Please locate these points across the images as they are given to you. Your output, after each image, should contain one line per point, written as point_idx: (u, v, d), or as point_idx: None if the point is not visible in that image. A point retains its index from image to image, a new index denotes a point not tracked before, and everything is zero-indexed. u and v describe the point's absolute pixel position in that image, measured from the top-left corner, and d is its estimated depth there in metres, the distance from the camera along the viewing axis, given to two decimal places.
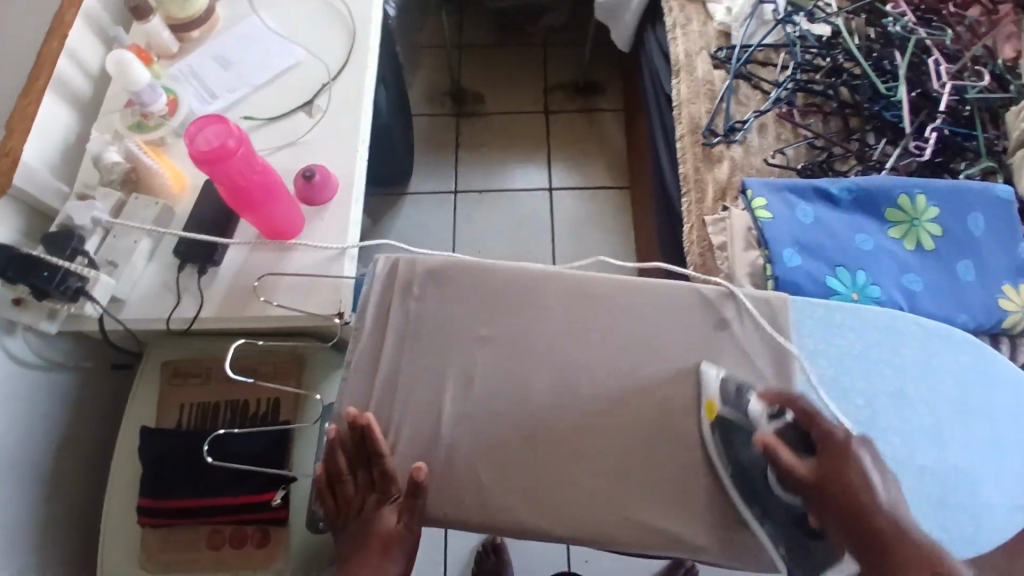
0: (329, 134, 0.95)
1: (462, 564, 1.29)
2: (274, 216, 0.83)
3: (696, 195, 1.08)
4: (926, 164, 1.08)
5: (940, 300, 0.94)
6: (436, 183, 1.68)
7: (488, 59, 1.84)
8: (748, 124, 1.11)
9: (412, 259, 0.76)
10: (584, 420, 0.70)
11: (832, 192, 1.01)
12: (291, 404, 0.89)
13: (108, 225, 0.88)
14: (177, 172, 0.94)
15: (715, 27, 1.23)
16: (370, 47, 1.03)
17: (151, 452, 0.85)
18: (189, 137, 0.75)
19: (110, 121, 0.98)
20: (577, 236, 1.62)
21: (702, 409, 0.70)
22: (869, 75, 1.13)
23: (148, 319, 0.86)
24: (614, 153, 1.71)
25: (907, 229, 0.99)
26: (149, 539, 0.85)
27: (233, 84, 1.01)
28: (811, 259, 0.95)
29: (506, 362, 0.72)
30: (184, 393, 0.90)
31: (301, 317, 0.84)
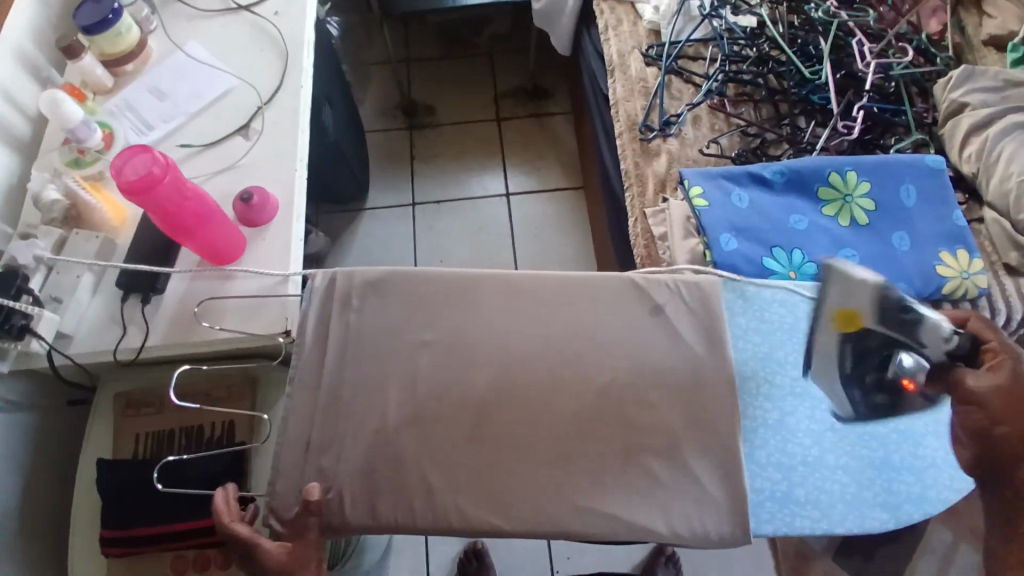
0: (268, 155, 0.97)
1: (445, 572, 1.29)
2: (213, 240, 0.84)
3: (638, 189, 1.10)
4: (856, 141, 1.11)
5: (878, 272, 0.97)
6: (394, 196, 1.70)
7: (436, 71, 1.86)
8: (682, 117, 1.15)
9: (350, 271, 0.77)
10: (529, 414, 0.71)
11: (766, 176, 1.04)
12: (245, 427, 0.90)
13: (51, 262, 0.88)
14: (116, 205, 0.95)
15: (645, 26, 1.27)
16: (304, 67, 1.05)
17: (108, 484, 0.85)
18: (116, 169, 0.76)
19: (48, 160, 0.99)
20: (537, 238, 1.64)
21: (641, 394, 0.72)
22: (793, 61, 1.17)
23: (95, 352, 0.86)
24: (567, 154, 1.74)
25: (841, 207, 1.02)
26: (113, 572, 0.85)
27: (168, 114, 1.02)
28: (750, 242, 0.97)
29: (449, 364, 0.73)
30: (138, 423, 0.90)
31: (245, 339, 0.84)
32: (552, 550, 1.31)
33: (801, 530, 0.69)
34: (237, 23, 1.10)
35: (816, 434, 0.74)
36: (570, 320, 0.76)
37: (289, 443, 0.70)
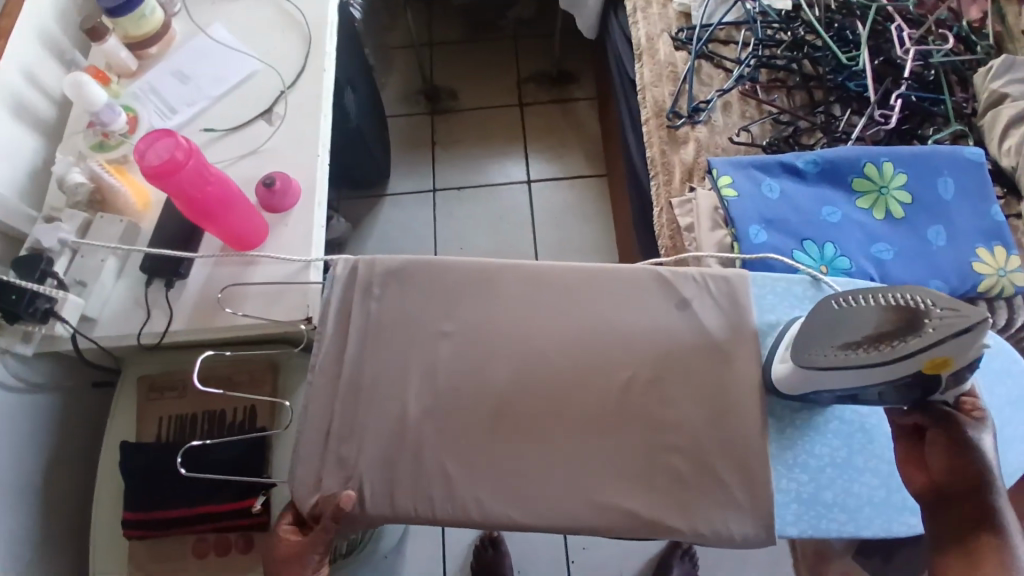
0: (289, 141, 0.96)
1: (460, 560, 1.30)
2: (234, 226, 0.84)
3: (664, 177, 1.08)
4: (893, 131, 1.07)
5: (913, 268, 0.93)
6: (414, 182, 1.69)
7: (459, 55, 1.84)
8: (711, 103, 1.11)
9: (372, 259, 0.76)
10: (550, 408, 0.70)
11: (798, 166, 1.00)
12: (267, 411, 0.91)
13: (76, 245, 0.88)
14: (140, 189, 0.95)
15: (675, 9, 1.23)
16: (327, 51, 1.04)
17: (132, 466, 0.86)
18: (139, 152, 0.75)
19: (73, 143, 0.99)
20: (558, 226, 1.62)
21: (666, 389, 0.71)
22: (830, 46, 1.13)
23: (119, 336, 0.86)
24: (591, 141, 1.71)
25: (876, 199, 0.98)
26: (136, 553, 0.86)
27: (192, 97, 1.01)
28: (779, 234, 0.95)
29: (469, 355, 0.72)
30: (160, 407, 0.91)
31: (267, 324, 0.85)
32: (568, 540, 1.30)
33: (826, 533, 0.67)
34: (260, 5, 1.09)
35: (847, 436, 0.71)
36: (595, 312, 0.74)
37: (308, 431, 0.70)
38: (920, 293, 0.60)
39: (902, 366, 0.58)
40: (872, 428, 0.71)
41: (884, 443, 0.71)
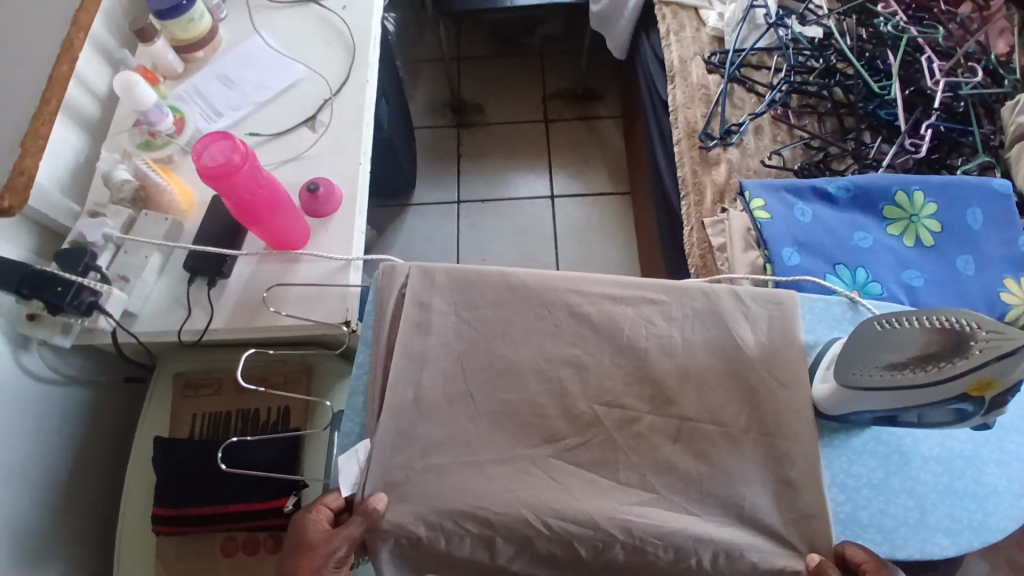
0: (331, 149, 0.99)
1: None
2: (279, 227, 0.86)
3: (695, 197, 1.08)
4: (922, 160, 1.09)
5: (941, 293, 0.94)
6: (438, 193, 1.71)
7: (486, 68, 1.87)
8: (744, 126, 1.12)
9: (429, 274, 0.79)
10: (590, 428, 0.72)
11: (830, 191, 1.02)
12: (301, 413, 0.91)
13: (120, 240, 0.91)
14: (185, 190, 0.97)
15: (708, 33, 1.26)
16: (370, 62, 1.06)
17: (163, 462, 0.87)
18: (195, 154, 0.77)
19: (118, 141, 1.01)
20: (580, 242, 1.63)
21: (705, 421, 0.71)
22: (862, 75, 1.15)
23: (160, 332, 0.88)
24: (613, 157, 1.73)
25: (907, 226, 1.00)
26: (163, 549, 0.87)
27: (237, 101, 1.04)
28: (811, 257, 0.95)
29: (500, 376, 0.74)
30: (195, 404, 0.92)
31: (310, 326, 0.87)
32: None
33: None
34: (305, 16, 1.12)
35: (882, 457, 0.72)
36: (624, 331, 0.76)
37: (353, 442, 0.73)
38: (967, 316, 0.61)
39: (947, 388, 0.59)
40: (904, 446, 0.72)
41: (919, 464, 0.72)
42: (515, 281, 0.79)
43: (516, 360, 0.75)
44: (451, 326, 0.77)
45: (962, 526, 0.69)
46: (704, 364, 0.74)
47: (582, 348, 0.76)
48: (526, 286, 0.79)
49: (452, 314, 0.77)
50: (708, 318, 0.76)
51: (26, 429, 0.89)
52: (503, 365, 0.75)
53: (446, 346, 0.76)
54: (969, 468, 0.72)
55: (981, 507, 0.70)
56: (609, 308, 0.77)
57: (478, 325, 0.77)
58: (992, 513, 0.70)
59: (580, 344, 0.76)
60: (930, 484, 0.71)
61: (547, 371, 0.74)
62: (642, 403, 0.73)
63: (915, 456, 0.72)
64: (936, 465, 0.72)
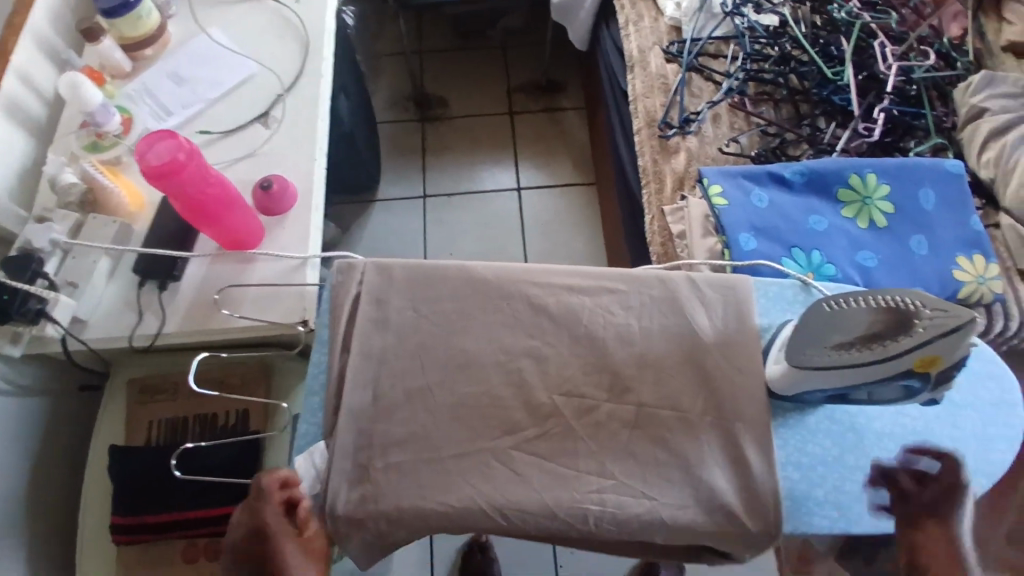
0: (285, 145, 0.97)
1: (449, 565, 1.27)
2: (230, 226, 0.84)
3: (656, 185, 1.08)
4: (876, 144, 1.11)
5: (895, 273, 0.96)
6: (404, 188, 1.69)
7: (449, 62, 1.85)
8: (702, 115, 1.13)
9: (386, 269, 0.79)
10: (552, 419, 0.72)
11: (785, 176, 1.03)
12: (261, 415, 0.90)
13: (68, 245, 0.88)
14: (133, 191, 0.94)
15: (666, 22, 1.26)
16: (324, 57, 1.05)
17: (119, 470, 0.85)
18: (138, 153, 0.75)
19: (66, 143, 0.98)
20: (548, 234, 1.63)
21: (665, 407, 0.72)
22: (816, 61, 1.17)
23: (111, 338, 0.86)
24: (579, 148, 1.73)
25: (860, 208, 1.01)
26: (123, 559, 0.85)
27: (187, 99, 1.01)
28: (768, 241, 0.96)
29: (460, 370, 0.74)
30: (151, 410, 0.90)
31: (265, 326, 0.85)
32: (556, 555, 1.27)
33: (818, 528, 0.69)
34: (257, 11, 1.10)
35: (837, 435, 0.73)
36: (582, 321, 0.76)
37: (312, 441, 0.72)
38: (912, 295, 0.62)
39: (892, 365, 0.61)
40: (858, 425, 0.74)
41: (873, 442, 0.73)
42: (474, 274, 0.79)
43: (475, 354, 0.75)
44: (410, 321, 0.76)
45: None
46: (661, 351, 0.75)
47: (541, 339, 0.75)
48: (485, 279, 0.78)
49: (409, 309, 0.77)
50: (664, 306, 0.77)
51: None
52: (463, 358, 0.74)
53: (405, 342, 0.75)
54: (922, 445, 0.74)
55: None
56: (567, 299, 0.77)
57: (435, 319, 0.76)
58: None
59: (539, 335, 0.75)
60: (884, 460, 0.72)
61: (507, 363, 0.74)
62: (600, 392, 0.73)
63: (869, 434, 0.73)
64: (890, 443, 0.73)
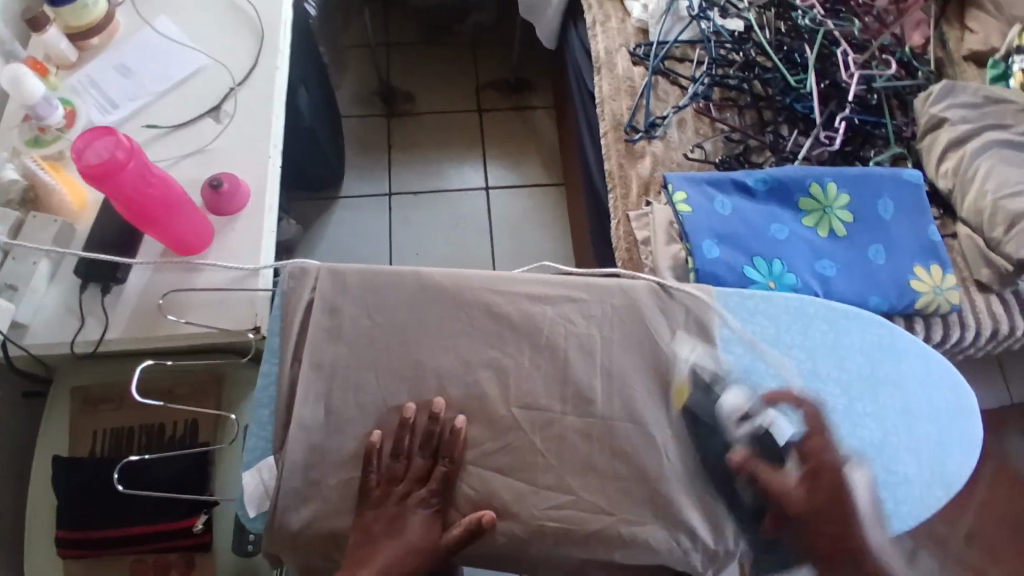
0: (238, 142, 0.93)
1: None
2: (178, 229, 0.80)
3: (621, 190, 1.08)
4: (837, 152, 1.12)
5: (855, 283, 0.98)
6: (370, 185, 1.66)
7: (417, 56, 1.82)
8: (667, 120, 1.13)
9: (341, 274, 0.76)
10: (511, 432, 0.71)
11: (749, 183, 1.04)
12: (211, 424, 0.87)
13: (8, 246, 0.84)
14: (76, 188, 0.90)
15: (633, 24, 1.25)
16: (280, 50, 1.01)
17: (62, 483, 0.81)
18: (75, 152, 0.71)
19: (6, 137, 0.93)
20: (517, 233, 1.62)
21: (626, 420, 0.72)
22: (780, 68, 1.18)
23: (50, 344, 0.82)
24: (548, 147, 1.72)
25: (821, 217, 1.03)
26: (69, 573, 0.82)
27: (135, 92, 0.97)
28: (732, 250, 0.97)
29: (418, 381, 0.73)
30: (96, 420, 0.87)
31: (212, 332, 0.82)
32: None
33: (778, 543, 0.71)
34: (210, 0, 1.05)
35: (795, 448, 0.74)
36: (542, 332, 0.75)
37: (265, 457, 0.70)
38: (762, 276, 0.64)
39: None
40: (817, 437, 0.75)
41: (831, 454, 0.74)
42: (432, 280, 0.77)
43: (434, 365, 0.73)
44: (366, 330, 0.74)
45: (872, 510, 0.74)
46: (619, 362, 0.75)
47: (502, 349, 0.74)
48: (443, 286, 0.77)
49: (365, 318, 0.75)
50: (623, 316, 0.77)
51: None
52: (422, 369, 0.73)
53: (362, 352, 0.73)
54: (879, 454, 0.76)
55: (890, 492, 0.75)
56: (528, 308, 0.76)
57: (393, 328, 0.75)
58: (903, 501, 0.75)
59: (499, 346, 0.74)
60: (841, 472, 0.74)
61: (466, 375, 0.73)
62: (559, 404, 0.72)
63: (827, 445, 0.75)
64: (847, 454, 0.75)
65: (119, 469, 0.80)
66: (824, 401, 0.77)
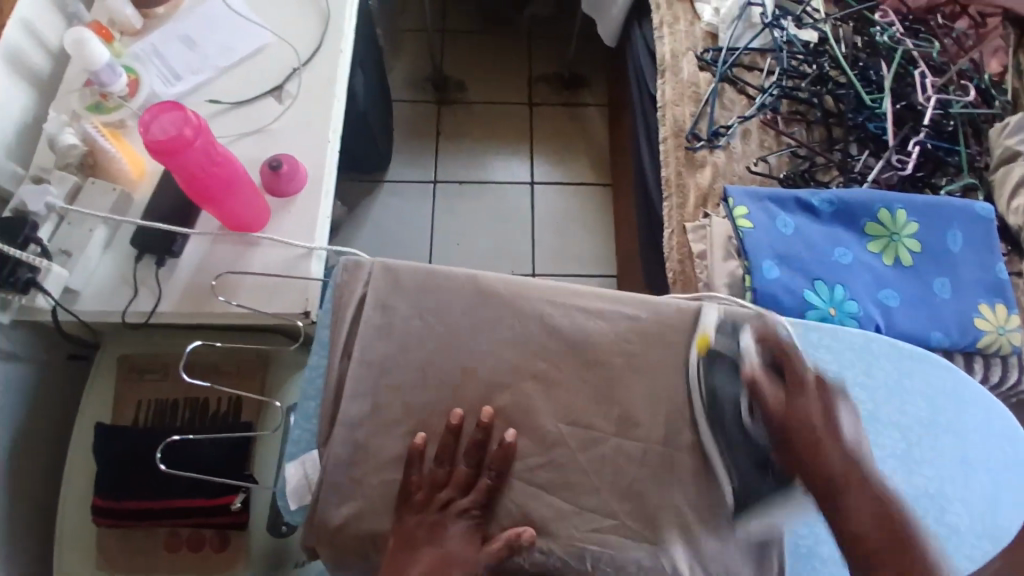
0: (298, 124, 0.93)
1: None
2: (235, 208, 0.80)
3: (678, 200, 1.04)
4: (908, 178, 1.08)
5: (917, 319, 0.94)
6: (415, 171, 1.65)
7: (471, 44, 1.79)
8: (732, 129, 1.08)
9: (396, 269, 0.75)
10: (557, 445, 0.69)
11: (813, 204, 1.00)
12: (253, 407, 0.87)
13: (64, 211, 0.84)
14: (136, 158, 0.90)
15: (703, 28, 1.21)
16: (345, 33, 1.00)
17: (104, 451, 0.82)
18: (143, 125, 0.70)
19: (67, 102, 0.94)
20: (559, 231, 1.60)
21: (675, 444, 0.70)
22: (854, 85, 1.13)
23: (102, 312, 0.82)
24: (597, 146, 1.69)
25: (886, 245, 0.99)
26: (103, 542, 0.83)
27: (198, 65, 0.96)
28: (791, 271, 0.93)
29: (466, 385, 0.71)
30: (141, 390, 0.87)
31: (264, 316, 0.82)
32: None
33: None
34: None
35: None
36: (595, 345, 0.73)
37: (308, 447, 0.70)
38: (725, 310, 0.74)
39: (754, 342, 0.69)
40: None
41: None
42: (487, 282, 0.75)
43: (483, 370, 0.72)
44: (418, 328, 0.73)
45: None
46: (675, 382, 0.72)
47: (552, 359, 0.72)
48: (498, 289, 0.75)
49: (417, 317, 0.73)
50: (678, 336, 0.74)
51: None
52: (471, 372, 0.72)
53: (411, 350, 0.72)
54: (933, 505, 0.73)
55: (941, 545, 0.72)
56: (582, 318, 0.74)
57: (444, 329, 0.73)
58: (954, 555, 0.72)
59: (551, 356, 0.72)
60: None
61: (515, 383, 0.71)
62: (607, 421, 0.70)
63: None
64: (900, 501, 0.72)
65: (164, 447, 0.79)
66: (881, 444, 0.75)
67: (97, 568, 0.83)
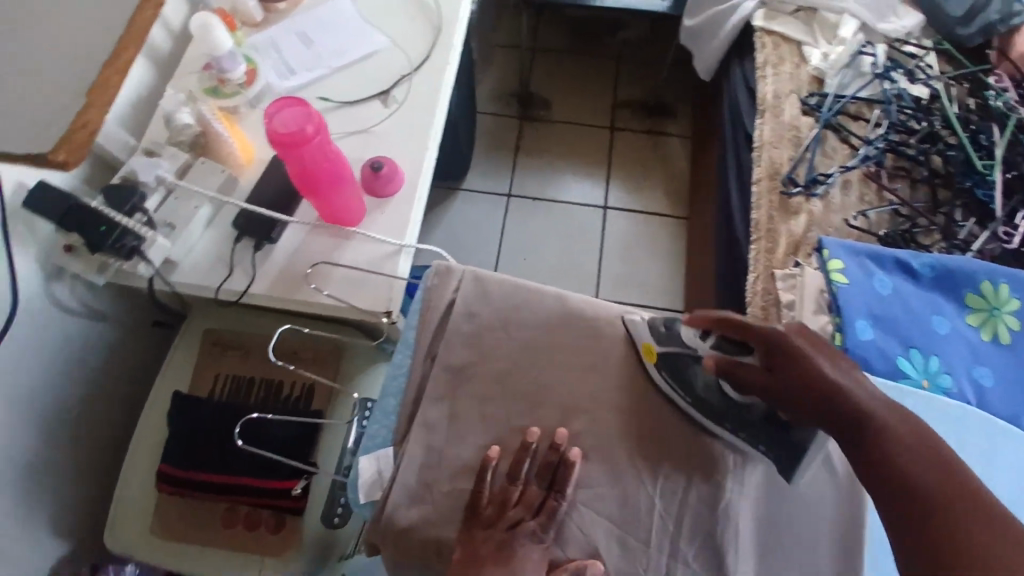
0: (400, 128, 0.95)
1: None
2: (336, 203, 0.82)
3: (767, 244, 1.01)
4: (1015, 252, 1.01)
5: (1016, 399, 0.87)
6: (490, 183, 1.66)
7: (560, 64, 1.80)
8: (832, 178, 1.05)
9: (485, 279, 0.75)
10: (630, 487, 0.67)
11: (913, 266, 0.95)
12: (324, 395, 0.89)
13: (172, 185, 0.88)
14: (246, 145, 0.93)
15: (808, 71, 1.19)
16: (453, 44, 1.02)
17: (178, 420, 0.84)
18: (267, 116, 0.72)
19: (185, 82, 0.98)
20: (626, 260, 1.57)
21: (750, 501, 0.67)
22: (965, 147, 1.08)
23: (196, 287, 0.85)
24: (676, 178, 1.66)
25: (986, 318, 0.93)
26: (164, 508, 0.86)
27: (312, 63, 1.00)
28: (885, 334, 0.89)
29: (542, 408, 0.70)
30: (222, 364, 0.90)
31: (347, 309, 0.84)
32: None
33: None
34: None
35: None
36: None
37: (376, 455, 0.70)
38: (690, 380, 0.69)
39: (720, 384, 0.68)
40: None
41: None
42: (575, 309, 0.74)
43: (560, 395, 0.71)
44: (500, 345, 0.72)
45: None
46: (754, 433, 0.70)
47: (632, 395, 0.71)
48: (582, 316, 0.74)
49: (501, 333, 0.73)
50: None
51: (37, 355, 0.89)
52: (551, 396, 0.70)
53: (491, 365, 0.72)
54: None
55: None
56: None
57: (526, 348, 0.72)
58: None
59: (630, 390, 0.71)
60: None
61: (592, 414, 0.70)
62: (685, 466, 0.68)
63: None
64: None
65: (242, 424, 0.83)
66: None
67: (155, 534, 0.85)
